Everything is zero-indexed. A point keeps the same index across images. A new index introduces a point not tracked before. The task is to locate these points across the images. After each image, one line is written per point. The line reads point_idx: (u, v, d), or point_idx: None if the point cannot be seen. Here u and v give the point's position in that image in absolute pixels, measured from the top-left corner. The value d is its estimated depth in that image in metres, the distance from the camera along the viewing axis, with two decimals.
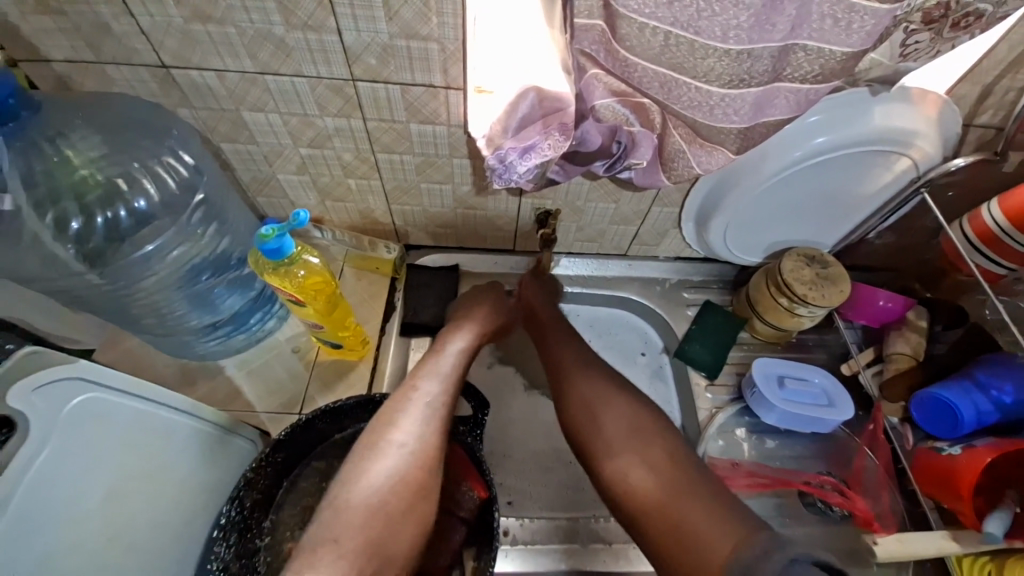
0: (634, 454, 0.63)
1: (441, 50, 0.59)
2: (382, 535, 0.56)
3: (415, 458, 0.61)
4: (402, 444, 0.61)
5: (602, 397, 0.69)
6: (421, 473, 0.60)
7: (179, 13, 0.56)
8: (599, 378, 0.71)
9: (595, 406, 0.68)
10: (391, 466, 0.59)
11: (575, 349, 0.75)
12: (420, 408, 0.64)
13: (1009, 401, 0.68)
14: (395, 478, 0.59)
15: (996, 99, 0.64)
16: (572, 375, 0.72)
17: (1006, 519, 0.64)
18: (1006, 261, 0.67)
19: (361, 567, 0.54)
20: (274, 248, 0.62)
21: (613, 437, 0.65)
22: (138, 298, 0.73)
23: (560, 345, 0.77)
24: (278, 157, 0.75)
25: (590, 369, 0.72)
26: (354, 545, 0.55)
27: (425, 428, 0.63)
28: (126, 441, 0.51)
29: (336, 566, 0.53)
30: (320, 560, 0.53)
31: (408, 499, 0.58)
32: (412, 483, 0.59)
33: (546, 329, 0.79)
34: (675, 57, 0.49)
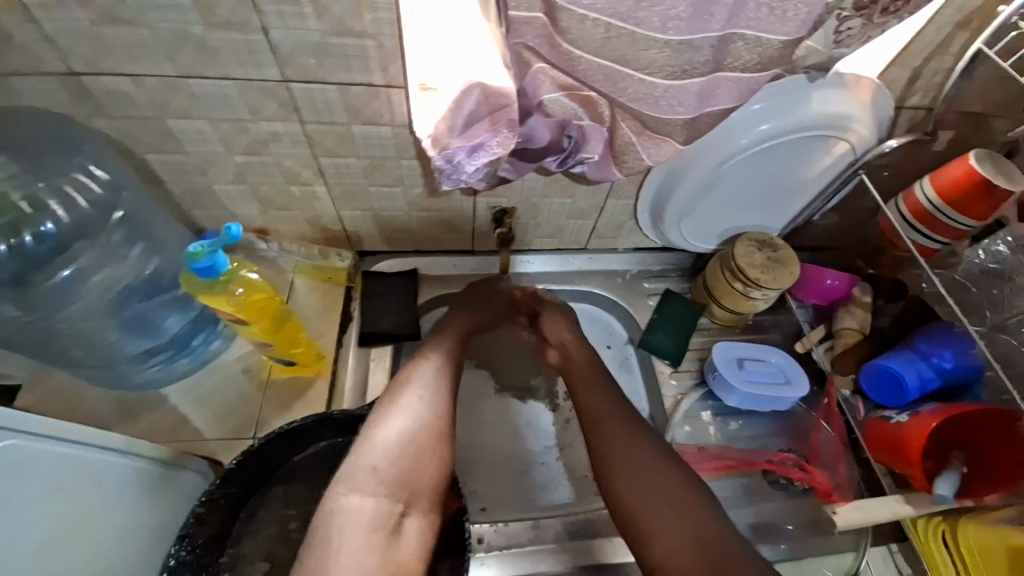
0: (679, 534, 0.57)
1: (379, 47, 0.57)
2: (413, 467, 0.58)
3: (435, 405, 0.62)
4: (422, 393, 0.63)
5: (646, 464, 0.63)
6: (443, 416, 0.62)
7: (82, 14, 0.51)
8: (638, 436, 0.65)
9: (640, 473, 0.62)
10: (413, 410, 0.61)
11: (613, 402, 0.70)
12: (432, 362, 0.66)
13: (948, 367, 0.72)
14: (419, 421, 0.60)
15: (924, 81, 0.67)
16: (612, 432, 0.66)
17: (955, 479, 0.67)
18: (940, 235, 0.71)
19: (396, 497, 0.56)
20: (205, 266, 0.58)
21: (660, 517, 0.59)
22: (62, 329, 0.67)
23: (596, 393, 0.71)
24: (212, 166, 0.70)
25: (631, 430, 0.66)
26: (389, 476, 0.56)
27: (441, 379, 0.65)
28: (53, 489, 0.46)
29: (375, 491, 0.55)
30: (363, 485, 0.55)
31: (435, 440, 0.60)
32: (438, 425, 0.61)
33: (581, 375, 0.74)
34: (618, 49, 0.48)
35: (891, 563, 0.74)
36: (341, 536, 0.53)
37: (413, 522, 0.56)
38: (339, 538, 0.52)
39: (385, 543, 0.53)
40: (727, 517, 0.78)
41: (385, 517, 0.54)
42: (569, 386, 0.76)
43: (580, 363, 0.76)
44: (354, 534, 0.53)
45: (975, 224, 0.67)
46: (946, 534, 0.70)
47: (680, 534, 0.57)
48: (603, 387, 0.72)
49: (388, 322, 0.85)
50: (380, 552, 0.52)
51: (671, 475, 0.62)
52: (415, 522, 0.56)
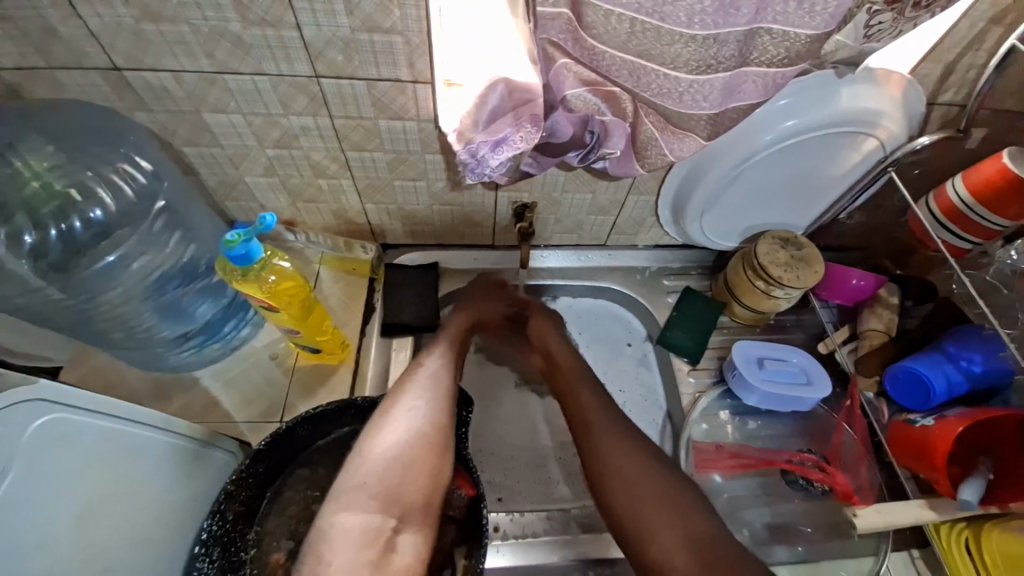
0: (671, 535, 0.60)
1: (406, 43, 0.58)
2: (402, 485, 0.60)
3: (429, 416, 0.64)
4: (413, 408, 0.64)
5: (636, 468, 0.64)
6: (434, 432, 0.63)
7: (129, 13, 0.53)
8: (626, 437, 0.67)
9: (630, 476, 0.64)
10: (404, 425, 0.63)
11: (605, 410, 0.70)
12: (426, 376, 0.68)
13: (978, 370, 0.70)
14: (410, 436, 0.62)
15: (958, 77, 0.66)
16: (600, 436, 0.68)
17: (979, 485, 0.66)
18: (971, 236, 0.69)
19: (388, 512, 0.59)
20: (240, 253, 0.61)
21: (650, 516, 0.61)
22: (104, 312, 0.71)
23: (582, 394, 0.72)
24: (244, 159, 0.72)
25: (619, 432, 0.67)
26: (380, 493, 0.59)
27: (435, 393, 0.66)
28: (95, 461, 0.49)
29: (366, 508, 0.59)
30: (352, 505, 0.58)
31: (424, 458, 0.62)
32: (429, 441, 0.62)
33: (569, 378, 0.75)
34: (643, 44, 0.49)
35: (913, 569, 0.73)
36: (333, 551, 0.56)
37: (406, 536, 0.59)
38: (333, 551, 0.56)
39: (378, 557, 0.57)
40: (742, 515, 0.78)
41: (376, 533, 0.58)
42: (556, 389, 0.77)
43: (568, 369, 0.76)
44: (345, 550, 0.56)
45: (1009, 224, 0.66)
46: (969, 543, 0.68)
47: (673, 536, 0.60)
48: (590, 389, 0.73)
49: (410, 313, 0.87)
50: (372, 565, 0.56)
51: (662, 476, 0.64)
52: (407, 538, 0.59)
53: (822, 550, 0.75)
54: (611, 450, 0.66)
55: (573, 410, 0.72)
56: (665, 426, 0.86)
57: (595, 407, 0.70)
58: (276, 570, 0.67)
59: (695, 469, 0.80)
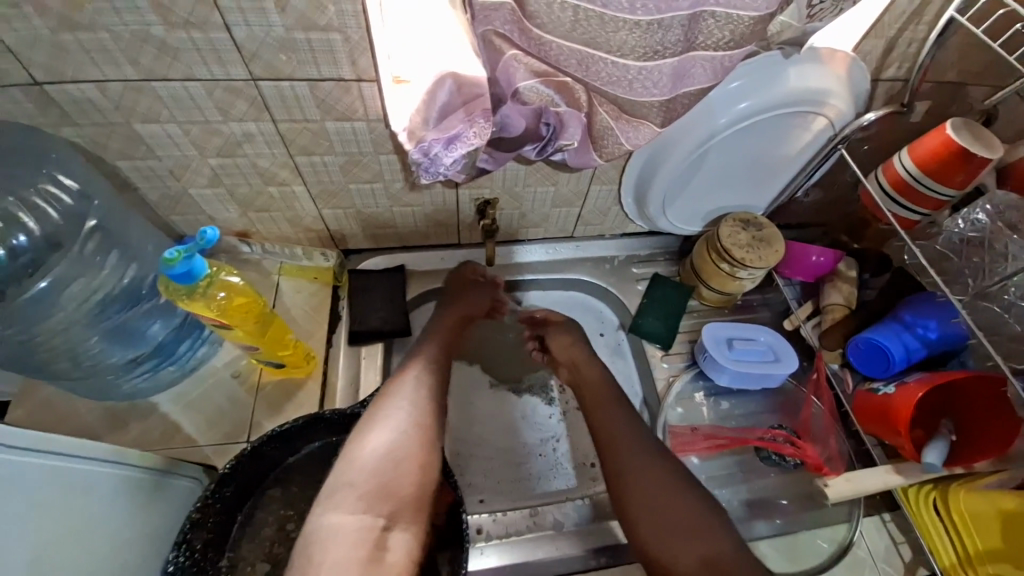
0: (686, 550, 0.59)
1: (346, 40, 0.56)
2: (392, 481, 0.57)
3: (417, 411, 0.63)
4: (401, 406, 0.62)
5: (659, 486, 0.63)
6: (424, 429, 0.62)
7: (39, 22, 0.49)
8: (649, 454, 0.66)
9: (651, 493, 0.63)
10: (392, 422, 0.61)
11: (627, 418, 0.70)
12: (412, 376, 0.66)
13: (934, 336, 0.73)
14: (399, 433, 0.60)
15: (900, 52, 0.67)
16: (626, 454, 0.67)
17: (944, 447, 0.68)
18: (921, 207, 0.70)
19: (378, 510, 0.56)
20: (182, 272, 0.57)
21: (670, 530, 0.60)
22: (43, 343, 0.66)
23: (609, 414, 0.72)
24: (185, 170, 0.69)
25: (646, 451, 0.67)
26: (369, 490, 0.56)
27: (421, 392, 0.65)
28: (41, 501, 0.46)
29: (355, 507, 0.56)
30: (342, 504, 0.56)
31: (415, 454, 0.60)
32: (418, 437, 0.61)
33: (594, 396, 0.75)
34: (588, 32, 0.48)
35: (884, 531, 0.75)
36: (325, 551, 0.53)
37: (398, 535, 0.56)
38: (324, 552, 0.53)
39: (370, 556, 0.53)
40: (720, 495, 0.79)
41: (368, 531, 0.54)
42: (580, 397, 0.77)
43: (594, 385, 0.76)
44: (336, 549, 0.53)
45: (955, 194, 0.68)
46: (938, 501, 0.71)
47: (688, 552, 0.59)
48: (616, 400, 0.73)
49: (378, 319, 0.84)
50: (364, 566, 0.52)
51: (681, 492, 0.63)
52: (399, 537, 0.56)
53: (798, 521, 0.77)
54: (636, 457, 0.66)
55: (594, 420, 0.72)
56: (642, 412, 0.86)
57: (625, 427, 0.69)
58: None
59: (673, 452, 0.81)
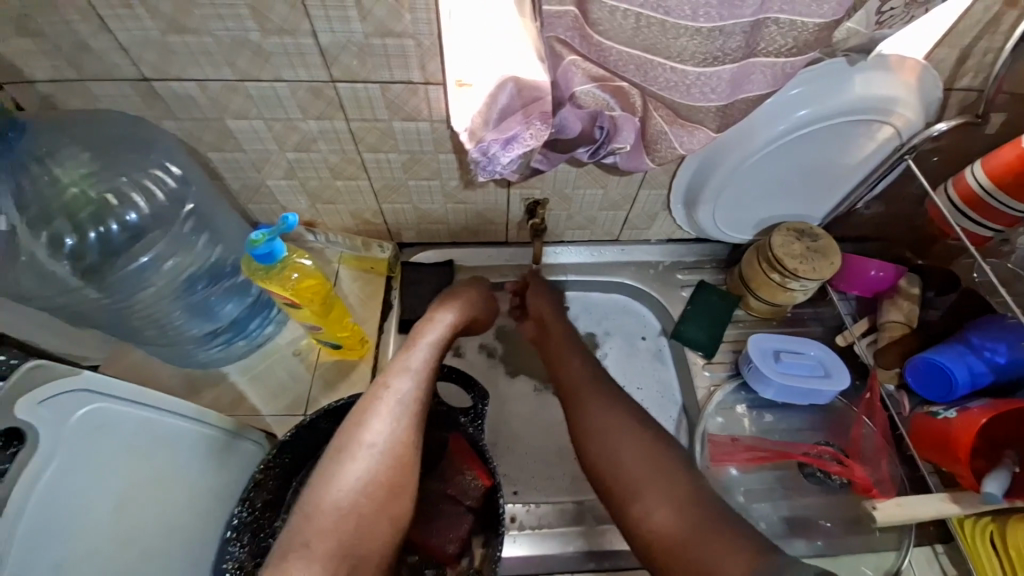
0: (653, 494, 0.60)
1: (417, 45, 0.60)
2: (354, 534, 0.60)
3: (380, 465, 0.63)
4: (364, 457, 0.63)
5: (618, 428, 0.66)
6: (387, 480, 0.63)
7: (156, 27, 0.57)
8: (604, 397, 0.69)
9: (624, 442, 0.64)
10: (360, 469, 0.62)
11: (588, 369, 0.74)
12: (387, 412, 0.66)
13: (1003, 361, 0.69)
14: (365, 482, 0.62)
15: (976, 61, 0.64)
16: (585, 399, 0.70)
17: (1005, 479, 0.64)
18: (993, 223, 0.67)
19: (335, 570, 0.57)
20: (264, 252, 0.63)
21: (632, 470, 0.62)
22: (137, 311, 0.75)
23: (572, 364, 0.75)
24: (266, 163, 0.76)
25: (602, 395, 0.70)
26: (326, 548, 0.58)
27: (386, 441, 0.64)
28: (131, 449, 0.52)
29: (309, 570, 0.56)
30: (300, 557, 0.57)
31: (375, 508, 0.61)
32: (380, 488, 0.62)
33: (558, 350, 0.77)
34: (648, 39, 0.49)
35: (936, 564, 0.72)
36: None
37: None
38: None
39: None
40: (758, 509, 0.78)
41: None
42: (546, 356, 0.79)
43: (556, 341, 0.79)
44: None
45: None
46: (995, 537, 0.67)
47: (654, 494, 0.60)
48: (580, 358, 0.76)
49: (426, 310, 0.88)
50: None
51: (642, 433, 0.65)
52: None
53: (842, 545, 0.74)
54: (600, 410, 0.68)
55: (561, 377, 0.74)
56: (680, 421, 0.86)
57: (585, 377, 0.72)
58: None
59: (711, 462, 0.80)
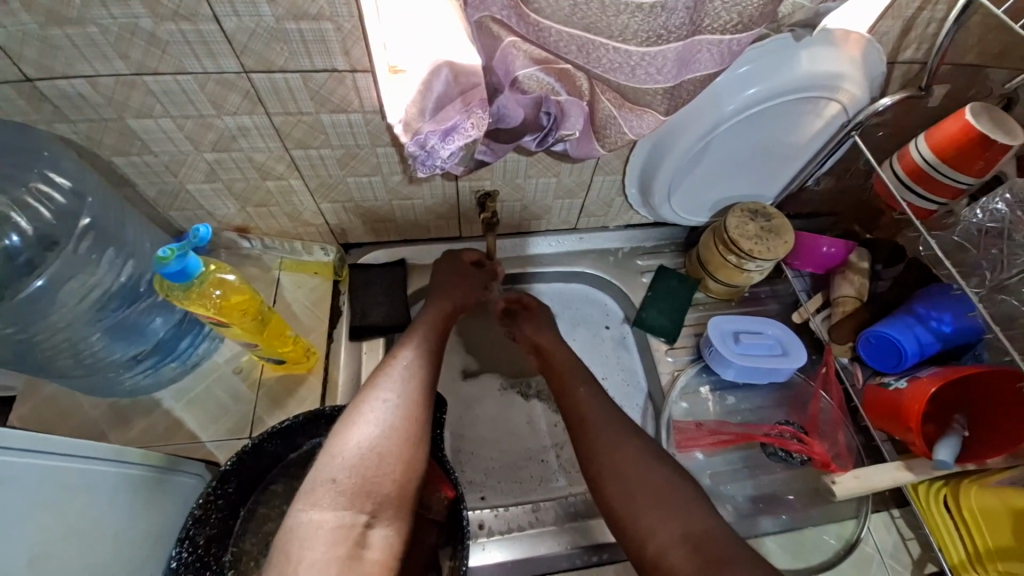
0: (669, 528, 0.58)
1: (338, 29, 0.54)
2: (376, 475, 0.56)
3: (401, 411, 0.61)
4: (386, 399, 0.61)
5: (641, 475, 0.62)
6: (410, 423, 0.60)
7: (27, 17, 0.49)
8: (629, 435, 0.66)
9: (628, 465, 0.63)
10: (377, 415, 0.60)
11: (598, 398, 0.70)
12: (397, 371, 0.65)
13: (948, 329, 0.70)
14: (384, 428, 0.59)
15: (918, 33, 0.64)
16: (605, 441, 0.66)
17: (956, 444, 0.65)
18: (937, 196, 0.68)
19: (360, 507, 0.55)
20: (176, 270, 0.57)
21: (645, 516, 0.59)
22: (44, 342, 0.66)
23: (576, 393, 0.72)
24: (182, 166, 0.68)
25: (623, 436, 0.66)
26: (351, 486, 0.55)
27: (408, 386, 0.63)
28: (40, 503, 0.45)
29: (335, 503, 0.54)
30: (322, 500, 0.54)
31: (399, 450, 0.58)
32: (403, 433, 0.59)
33: (565, 362, 0.76)
34: (588, 16, 0.46)
35: (893, 529, 0.74)
36: (303, 549, 0.51)
37: (378, 531, 0.54)
38: (302, 549, 0.51)
39: (349, 553, 0.52)
40: (726, 490, 0.78)
41: (347, 529, 0.53)
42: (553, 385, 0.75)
43: (568, 370, 0.75)
44: (315, 547, 0.52)
45: (973, 181, 0.64)
46: (948, 499, 0.69)
47: (670, 525, 0.58)
48: (588, 382, 0.72)
49: (378, 314, 0.83)
50: (343, 563, 0.51)
51: (660, 476, 0.62)
52: (380, 534, 0.54)
53: (806, 518, 0.76)
54: (616, 434, 0.66)
55: (560, 391, 0.73)
56: (647, 408, 0.85)
57: (613, 420, 0.67)
58: None
59: (677, 448, 0.79)
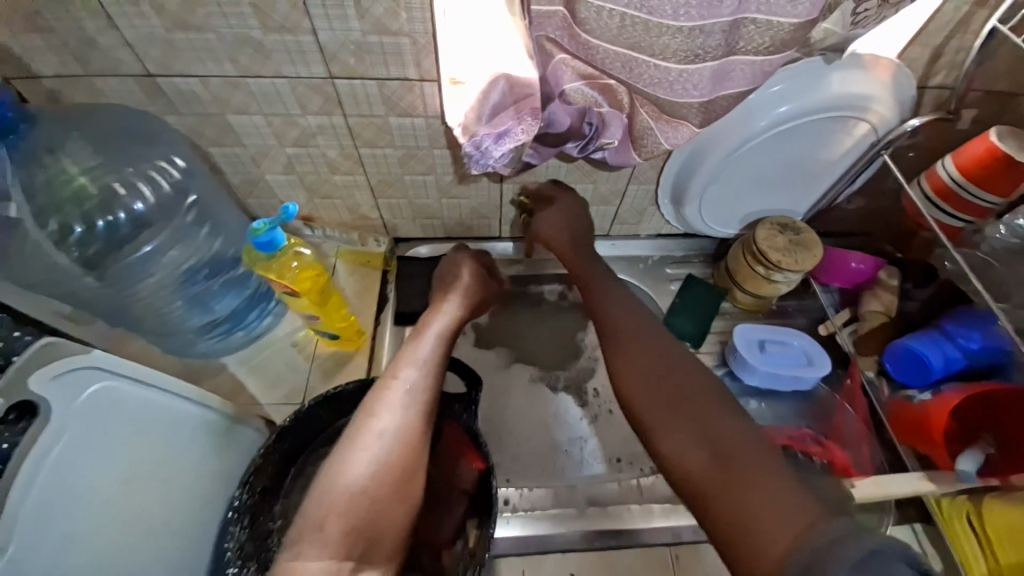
0: (691, 451, 0.51)
1: (413, 44, 0.63)
2: (370, 516, 0.52)
3: (396, 445, 0.56)
4: (382, 432, 0.56)
5: (668, 401, 0.56)
6: (406, 460, 0.55)
7: (160, 24, 0.59)
8: (674, 382, 0.57)
9: (654, 385, 0.58)
10: (370, 453, 0.54)
11: (631, 325, 0.65)
12: (399, 395, 0.59)
13: (976, 347, 0.71)
14: (376, 467, 0.54)
15: (948, 60, 0.68)
16: (629, 366, 0.61)
17: (979, 457, 0.67)
18: (963, 214, 0.70)
19: (349, 550, 0.50)
20: (266, 241, 0.65)
21: (669, 437, 0.53)
22: (143, 300, 0.78)
23: (613, 321, 0.67)
24: (264, 158, 0.78)
25: (673, 401, 0.56)
26: (342, 530, 0.51)
27: (406, 416, 0.58)
28: (137, 428, 0.53)
29: (323, 550, 0.50)
30: (310, 546, 0.50)
31: (393, 491, 0.54)
32: (396, 471, 0.54)
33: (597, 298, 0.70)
34: (633, 37, 0.51)
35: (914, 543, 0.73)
36: None
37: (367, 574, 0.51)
38: None
39: None
40: None
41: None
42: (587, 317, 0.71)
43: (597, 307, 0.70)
44: None
45: (999, 201, 0.67)
46: (971, 518, 0.70)
47: (685, 440, 0.52)
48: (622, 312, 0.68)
49: (421, 302, 0.90)
50: None
51: (690, 397, 0.55)
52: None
53: None
54: (633, 361, 0.61)
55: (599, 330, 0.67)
56: None
57: (634, 374, 0.60)
58: None
59: None
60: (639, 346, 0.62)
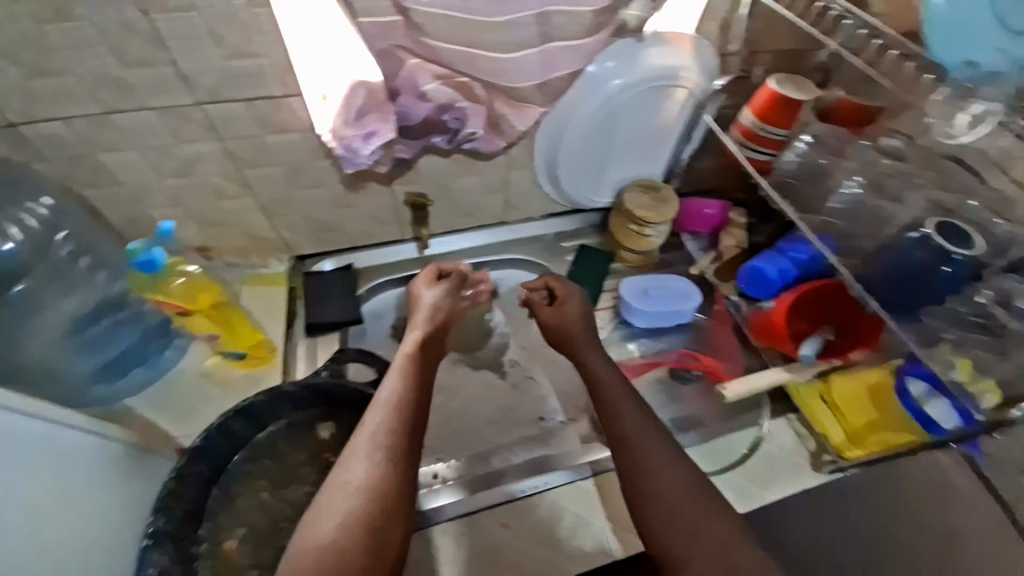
0: (705, 560, 0.58)
1: (272, 64, 0.68)
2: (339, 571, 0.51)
3: (363, 490, 0.55)
4: (349, 481, 0.56)
5: (683, 496, 0.63)
6: (375, 502, 0.55)
7: (15, 71, 0.62)
8: (682, 471, 0.65)
9: (671, 477, 0.64)
10: (342, 504, 0.54)
11: (640, 414, 0.71)
12: (367, 440, 0.59)
13: (801, 257, 0.87)
14: (344, 518, 0.53)
15: (734, 30, 0.83)
16: (640, 446, 0.67)
17: (817, 343, 0.84)
18: (766, 149, 0.85)
19: None
20: (145, 261, 0.73)
21: (683, 516, 0.61)
22: (26, 354, 0.73)
23: (620, 400, 0.72)
24: (146, 194, 0.79)
25: (690, 490, 0.63)
26: None
27: (378, 459, 0.57)
28: (35, 459, 0.52)
29: None
30: None
31: (360, 539, 0.53)
32: (361, 517, 0.54)
33: (611, 387, 0.74)
34: (466, 38, 0.69)
35: (790, 428, 0.85)
36: None
37: None
38: None
39: None
40: None
41: None
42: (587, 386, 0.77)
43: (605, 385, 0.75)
44: None
45: (786, 133, 0.83)
46: (824, 395, 0.84)
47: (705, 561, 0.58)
48: (630, 395, 0.73)
49: (335, 312, 0.93)
50: None
51: (703, 496, 0.63)
52: None
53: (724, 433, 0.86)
54: (649, 435, 0.68)
55: (608, 411, 0.72)
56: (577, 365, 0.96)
57: (652, 454, 0.66)
58: (231, 556, 0.70)
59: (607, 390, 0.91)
60: (648, 429, 0.69)
